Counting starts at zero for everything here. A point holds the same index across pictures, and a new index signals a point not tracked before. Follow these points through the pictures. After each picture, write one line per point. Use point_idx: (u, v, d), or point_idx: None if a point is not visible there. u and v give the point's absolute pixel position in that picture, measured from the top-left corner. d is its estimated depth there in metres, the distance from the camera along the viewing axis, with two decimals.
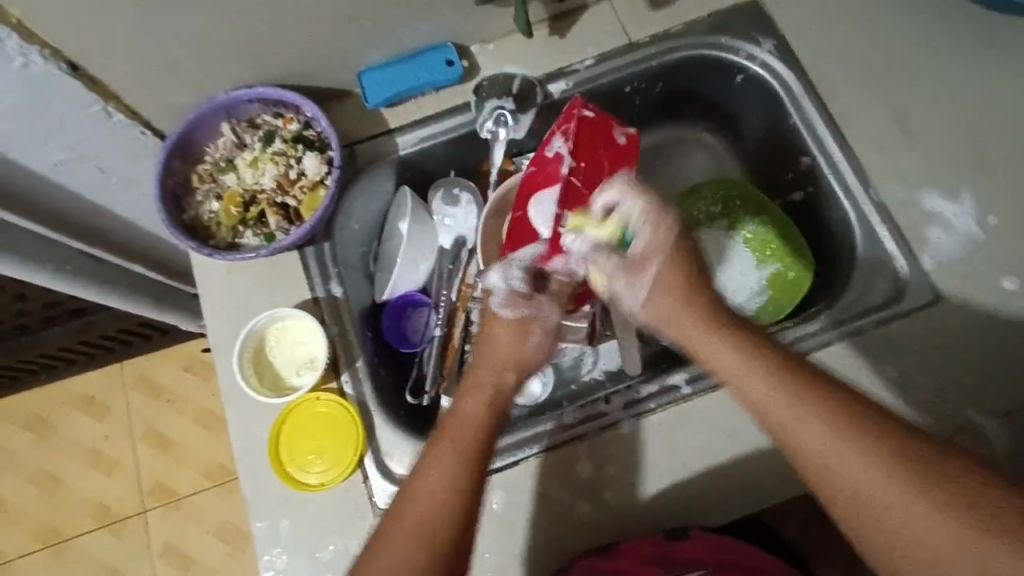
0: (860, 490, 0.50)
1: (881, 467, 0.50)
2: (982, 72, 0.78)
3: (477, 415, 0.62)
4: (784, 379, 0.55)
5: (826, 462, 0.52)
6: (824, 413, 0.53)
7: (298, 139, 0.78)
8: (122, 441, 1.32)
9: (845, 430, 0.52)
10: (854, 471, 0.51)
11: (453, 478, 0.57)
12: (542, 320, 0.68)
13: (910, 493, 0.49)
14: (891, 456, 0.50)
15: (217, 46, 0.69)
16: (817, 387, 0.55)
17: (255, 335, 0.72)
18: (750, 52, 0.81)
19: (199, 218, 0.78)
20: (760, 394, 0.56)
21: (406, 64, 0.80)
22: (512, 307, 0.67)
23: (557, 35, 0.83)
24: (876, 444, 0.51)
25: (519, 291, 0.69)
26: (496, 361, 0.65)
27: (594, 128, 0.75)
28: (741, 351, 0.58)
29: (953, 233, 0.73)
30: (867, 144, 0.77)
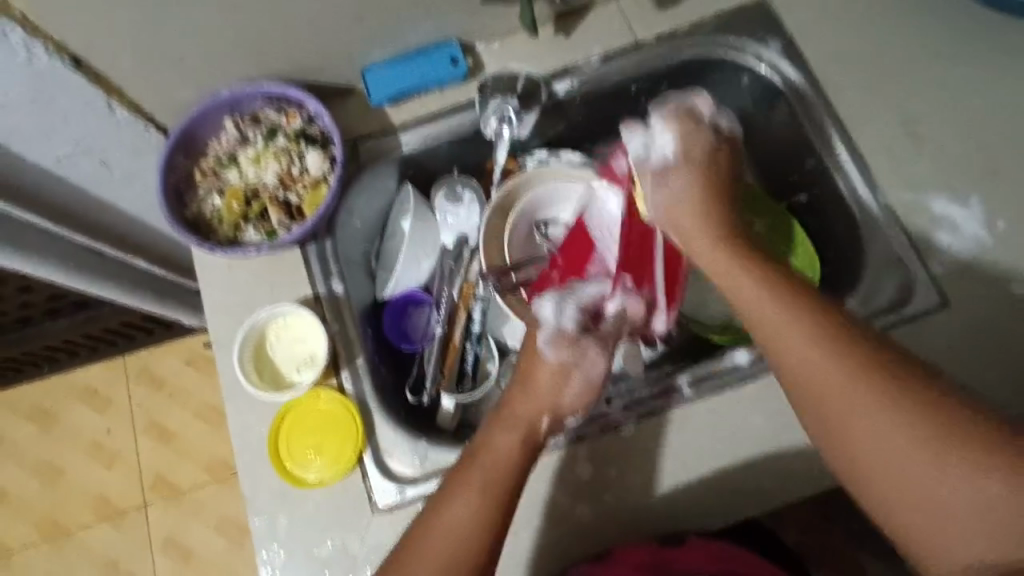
0: (860, 422, 0.57)
1: (887, 403, 0.56)
2: (992, 77, 0.77)
3: (509, 453, 0.62)
4: (810, 315, 0.60)
5: (847, 398, 0.57)
6: (845, 353, 0.58)
7: (301, 136, 0.78)
8: (124, 435, 1.32)
9: (861, 372, 0.57)
10: (862, 404, 0.57)
11: (478, 513, 0.59)
12: (587, 369, 0.66)
13: (920, 440, 0.55)
14: (898, 395, 0.57)
15: (221, 42, 0.69)
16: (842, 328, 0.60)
17: (255, 331, 0.72)
18: (756, 53, 0.80)
19: (201, 214, 0.78)
20: (786, 331, 0.61)
21: (410, 61, 0.79)
22: (557, 350, 0.66)
23: (562, 34, 0.82)
24: (885, 383, 0.57)
25: (566, 331, 0.68)
26: (536, 399, 0.65)
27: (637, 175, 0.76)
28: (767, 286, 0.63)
29: (961, 237, 0.72)
30: (874, 147, 0.76)
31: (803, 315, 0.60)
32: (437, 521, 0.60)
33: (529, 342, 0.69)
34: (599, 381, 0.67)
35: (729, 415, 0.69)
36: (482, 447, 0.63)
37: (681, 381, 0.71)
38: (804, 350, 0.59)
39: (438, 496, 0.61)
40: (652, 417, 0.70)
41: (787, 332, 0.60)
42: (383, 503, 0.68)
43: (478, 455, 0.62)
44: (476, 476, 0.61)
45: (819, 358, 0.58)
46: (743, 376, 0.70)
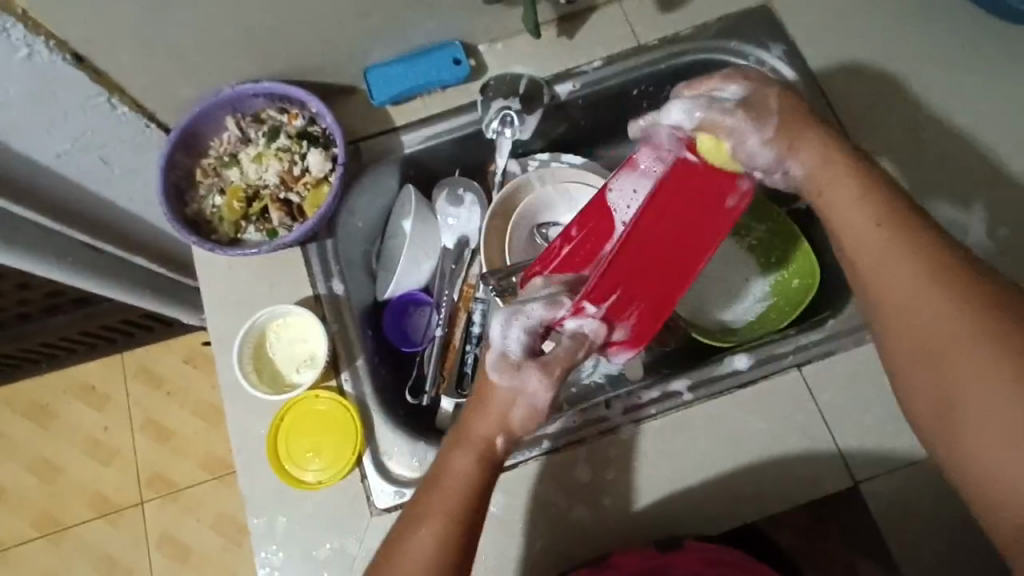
0: (945, 349, 0.51)
1: (986, 333, 0.50)
2: (995, 84, 0.77)
3: (467, 477, 0.58)
4: (904, 237, 0.57)
5: (910, 301, 0.54)
6: (938, 282, 0.53)
7: (303, 135, 0.78)
8: (121, 431, 1.32)
9: (960, 298, 0.52)
10: (945, 330, 0.52)
11: (446, 533, 0.56)
12: (528, 396, 0.61)
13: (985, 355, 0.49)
14: (991, 330, 0.50)
15: (225, 39, 0.69)
16: (948, 264, 0.54)
17: (255, 331, 0.72)
18: (759, 57, 0.80)
19: (202, 213, 0.78)
20: (866, 236, 0.59)
21: (412, 62, 0.80)
22: (502, 375, 0.61)
23: (565, 36, 0.83)
24: (970, 302, 0.52)
25: (512, 354, 0.62)
26: (490, 423, 0.60)
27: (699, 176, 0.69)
28: (868, 210, 0.60)
29: (961, 244, 0.73)
30: (876, 153, 0.76)
31: (901, 244, 0.57)
32: (399, 547, 0.56)
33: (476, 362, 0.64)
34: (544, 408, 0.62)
35: (727, 419, 0.70)
36: (442, 472, 0.59)
37: (680, 384, 0.71)
38: (897, 277, 0.56)
39: (399, 529, 0.57)
40: (653, 420, 0.70)
41: (876, 254, 0.58)
42: (381, 504, 0.68)
43: (433, 481, 0.59)
44: (437, 501, 0.57)
45: (901, 264, 0.56)
46: (742, 381, 0.70)
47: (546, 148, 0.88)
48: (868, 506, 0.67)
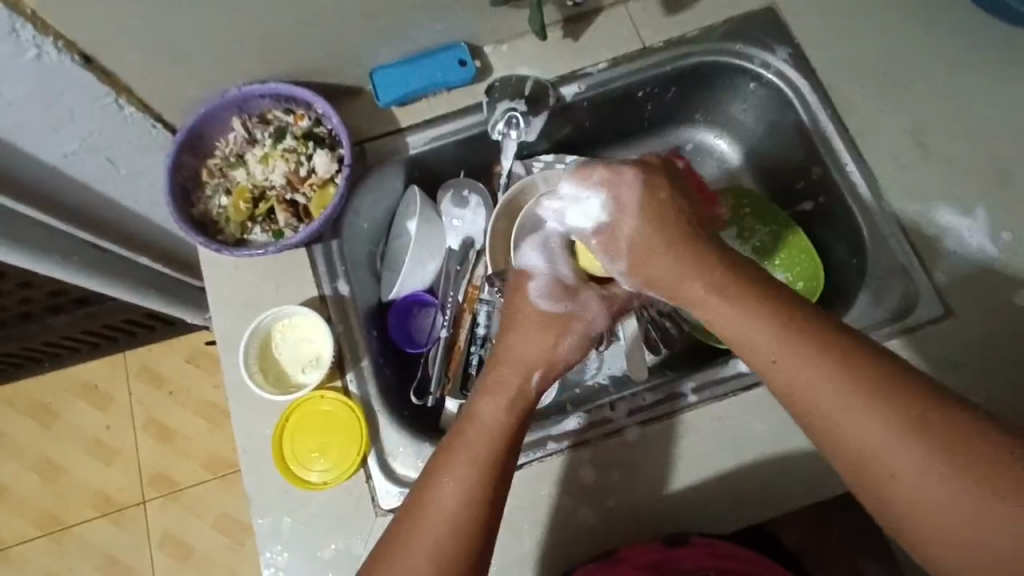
0: (878, 456, 0.51)
1: (907, 427, 0.50)
2: (1001, 88, 0.77)
3: (498, 417, 0.61)
4: (810, 341, 0.55)
5: (835, 418, 0.52)
6: (852, 387, 0.52)
7: (309, 136, 0.78)
8: (124, 431, 1.32)
9: (872, 398, 0.51)
10: (879, 446, 0.51)
11: (472, 485, 0.57)
12: (586, 318, 0.68)
13: (924, 464, 0.49)
14: (923, 433, 0.50)
15: (232, 40, 0.69)
16: (850, 356, 0.53)
17: (261, 331, 0.72)
18: (764, 59, 0.80)
19: (209, 213, 0.78)
20: (767, 342, 0.56)
21: (418, 64, 0.80)
22: (554, 300, 0.67)
23: (571, 38, 0.83)
24: (897, 410, 0.51)
25: (561, 281, 0.69)
26: (522, 362, 0.64)
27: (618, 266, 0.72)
28: (759, 313, 0.57)
29: (965, 248, 0.73)
30: (881, 156, 0.76)
31: (809, 348, 0.54)
32: (433, 490, 0.57)
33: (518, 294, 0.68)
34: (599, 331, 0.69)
35: (731, 421, 0.69)
36: (470, 419, 0.61)
37: (684, 386, 0.71)
38: (813, 388, 0.54)
39: (431, 473, 0.58)
40: (656, 422, 0.70)
41: (787, 367, 0.55)
42: (386, 504, 0.68)
43: (465, 425, 0.60)
44: (470, 442, 0.59)
45: (817, 372, 0.53)
46: (747, 384, 0.70)
47: (550, 150, 0.88)
48: None
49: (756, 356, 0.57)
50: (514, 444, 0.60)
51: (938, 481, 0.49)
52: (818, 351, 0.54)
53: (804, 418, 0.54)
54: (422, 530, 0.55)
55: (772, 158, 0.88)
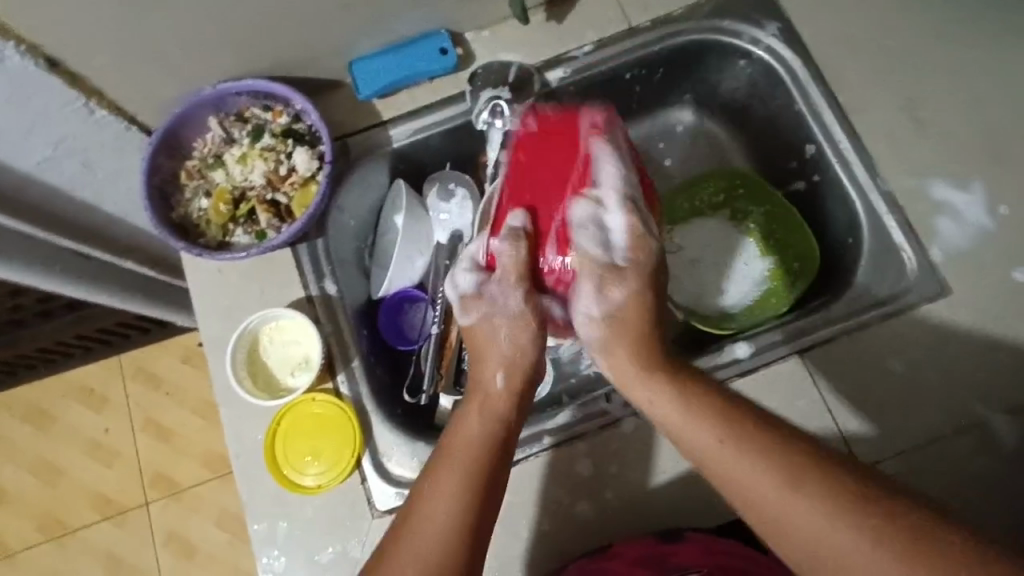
0: (828, 547, 0.48)
1: (863, 541, 0.46)
2: (997, 56, 0.75)
3: (479, 427, 0.59)
4: (746, 433, 0.53)
5: (778, 512, 0.50)
6: (815, 501, 0.49)
7: (287, 134, 0.76)
8: (123, 433, 1.32)
9: (813, 497, 0.49)
10: (828, 540, 0.47)
11: (463, 483, 0.54)
12: (502, 311, 0.64)
13: (878, 558, 0.46)
14: (870, 525, 0.47)
15: (204, 37, 0.67)
16: (803, 463, 0.50)
17: (248, 335, 0.71)
18: (753, 36, 0.79)
19: (188, 216, 0.75)
20: (708, 440, 0.54)
21: (399, 55, 0.78)
22: (468, 311, 0.65)
23: (554, 21, 0.81)
24: (842, 507, 0.48)
25: (471, 290, 0.66)
26: (485, 362, 0.63)
27: (548, 174, 0.67)
28: (701, 411, 0.56)
29: (963, 224, 0.71)
30: (875, 132, 0.74)
31: (749, 446, 0.52)
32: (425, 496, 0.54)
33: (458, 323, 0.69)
34: (528, 313, 0.64)
35: None
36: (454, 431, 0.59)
37: None
38: (749, 481, 0.51)
39: (425, 479, 0.56)
40: None
41: (737, 470, 0.52)
42: (382, 506, 0.67)
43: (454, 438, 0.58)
44: (458, 455, 0.57)
45: (754, 470, 0.51)
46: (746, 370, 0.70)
47: None
48: None
49: (696, 450, 0.55)
50: (502, 454, 0.58)
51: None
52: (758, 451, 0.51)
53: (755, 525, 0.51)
54: (411, 538, 0.52)
55: (764, 137, 0.86)
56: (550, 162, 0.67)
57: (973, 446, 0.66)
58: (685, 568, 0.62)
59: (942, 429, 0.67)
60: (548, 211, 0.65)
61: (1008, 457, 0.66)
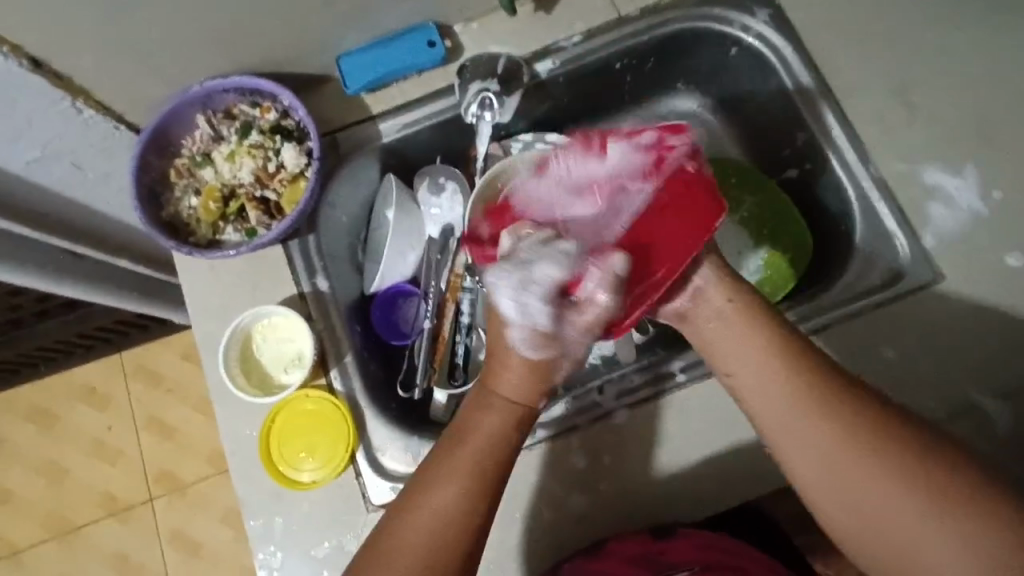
0: (838, 468, 0.54)
1: (875, 466, 0.53)
2: (988, 38, 0.74)
3: (497, 427, 0.58)
4: (786, 355, 0.58)
5: (794, 434, 0.56)
6: (832, 429, 0.55)
7: (276, 130, 0.75)
8: (125, 430, 1.32)
9: (832, 423, 0.55)
10: (839, 457, 0.54)
11: (463, 495, 0.55)
12: (567, 355, 0.61)
13: (882, 479, 0.53)
14: (883, 450, 0.53)
15: (188, 34, 0.67)
16: (830, 386, 0.56)
17: (240, 333, 0.71)
18: (744, 23, 0.78)
19: (179, 215, 0.75)
20: (746, 353, 0.59)
21: (385, 48, 0.77)
22: (532, 351, 0.60)
23: (542, 11, 0.80)
24: (860, 433, 0.54)
25: (542, 329, 0.60)
26: (526, 386, 0.60)
27: (673, 222, 0.63)
28: (745, 331, 0.60)
29: (955, 209, 0.71)
30: (867, 118, 0.74)
31: (784, 369, 0.57)
32: (420, 498, 0.55)
33: (497, 341, 0.62)
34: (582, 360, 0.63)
35: (721, 398, 0.69)
36: (469, 426, 0.58)
37: (673, 366, 0.70)
38: (775, 400, 0.57)
39: (426, 471, 0.56)
40: (643, 405, 0.69)
41: (770, 384, 0.58)
42: (376, 500, 0.68)
43: (454, 435, 0.58)
44: (459, 458, 0.56)
45: (778, 388, 0.57)
46: None
47: (528, 129, 0.86)
48: None
49: (732, 364, 0.60)
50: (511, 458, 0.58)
51: (896, 491, 0.52)
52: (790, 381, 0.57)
53: (780, 452, 0.57)
54: (404, 537, 0.54)
55: (758, 125, 0.85)
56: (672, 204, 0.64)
57: (968, 433, 0.66)
58: (677, 564, 0.63)
59: (935, 415, 0.67)
60: (649, 263, 0.63)
61: (1001, 442, 0.66)
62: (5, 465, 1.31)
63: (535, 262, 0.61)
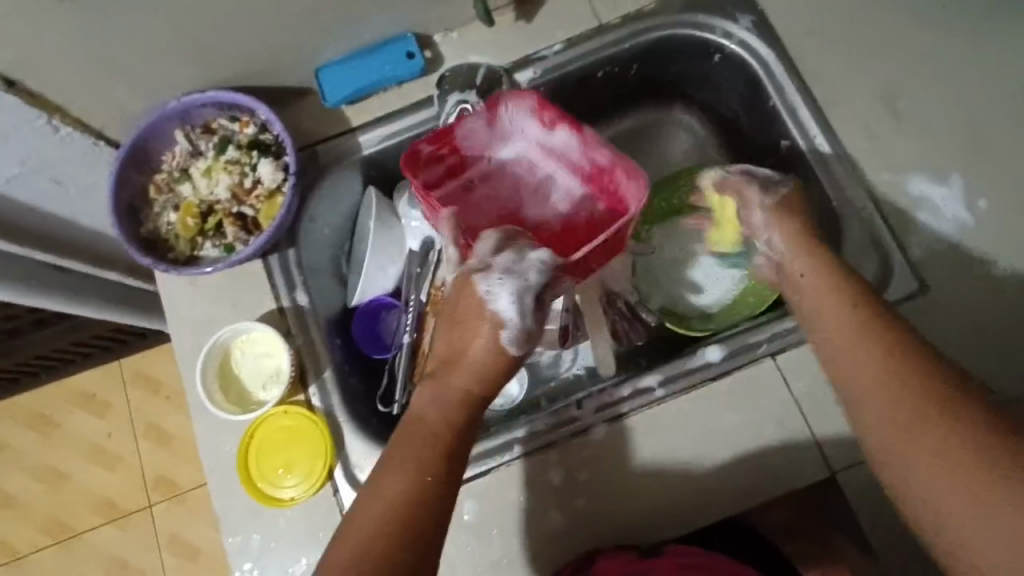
0: (900, 425, 0.53)
1: (943, 432, 0.51)
2: (976, 44, 0.73)
3: (441, 418, 0.60)
4: (865, 321, 0.59)
5: (862, 386, 0.57)
6: (901, 388, 0.54)
7: (253, 145, 0.75)
8: (124, 437, 1.33)
9: (900, 384, 0.54)
10: (904, 415, 0.53)
11: (408, 485, 0.56)
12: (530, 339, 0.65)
13: (950, 445, 0.50)
14: (956, 418, 0.51)
15: (163, 51, 0.67)
16: (906, 352, 0.56)
17: (219, 348, 0.71)
18: (726, 30, 0.77)
19: (158, 231, 0.75)
20: (833, 312, 0.61)
21: (363, 61, 0.77)
22: (517, 345, 0.62)
23: (523, 20, 0.79)
24: (931, 398, 0.52)
25: (523, 329, 0.62)
26: (477, 375, 0.62)
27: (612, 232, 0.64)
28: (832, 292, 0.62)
29: (940, 219, 0.69)
30: (851, 126, 0.73)
31: (864, 329, 0.58)
32: (381, 485, 0.57)
33: (467, 336, 0.62)
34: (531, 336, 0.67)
35: (700, 412, 0.68)
36: (416, 420, 0.61)
37: (652, 381, 0.69)
38: (853, 354, 0.58)
39: (382, 463, 0.59)
40: (621, 420, 0.68)
41: (850, 340, 0.58)
42: None
43: (408, 426, 0.61)
44: (406, 452, 0.59)
45: (857, 344, 0.58)
46: (718, 373, 0.69)
47: None
48: (845, 497, 0.66)
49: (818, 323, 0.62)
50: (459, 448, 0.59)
51: (962, 462, 0.49)
52: (869, 337, 0.58)
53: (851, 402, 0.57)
54: (361, 512, 0.56)
55: (744, 133, 0.84)
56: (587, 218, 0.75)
57: None
58: None
59: None
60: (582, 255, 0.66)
61: None
62: (6, 471, 1.32)
63: (512, 270, 0.63)
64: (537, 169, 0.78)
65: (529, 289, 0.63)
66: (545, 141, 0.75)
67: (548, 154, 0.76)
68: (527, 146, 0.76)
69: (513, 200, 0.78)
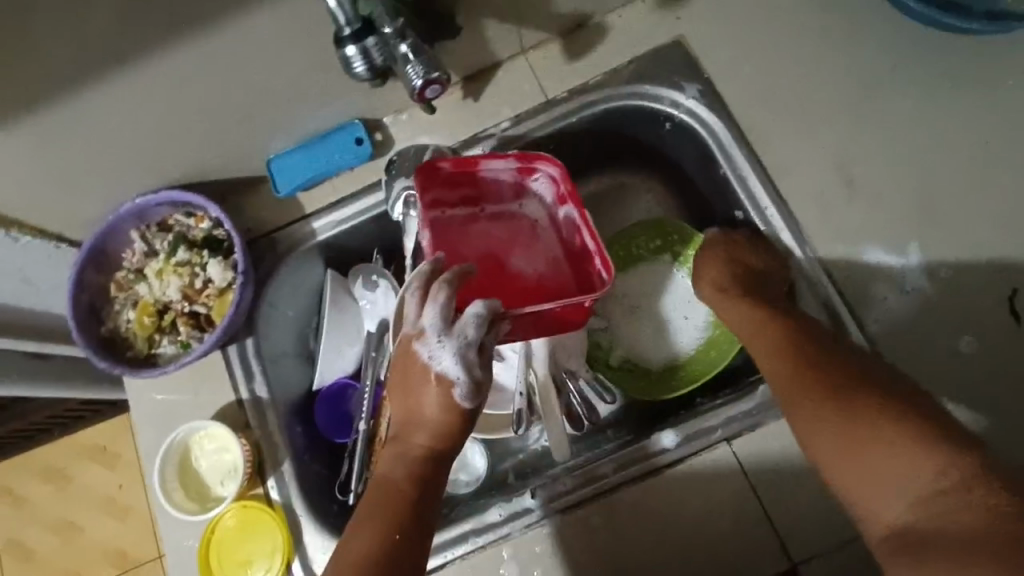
0: (840, 444, 0.55)
1: (877, 442, 0.53)
2: (930, 106, 0.71)
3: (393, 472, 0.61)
4: (795, 350, 0.62)
5: (805, 417, 0.58)
6: (830, 406, 0.57)
7: (206, 241, 0.77)
8: (134, 488, 1.36)
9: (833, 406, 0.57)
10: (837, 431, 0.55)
11: (373, 534, 0.57)
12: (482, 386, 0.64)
13: (887, 452, 0.52)
14: (885, 424, 0.54)
15: (113, 160, 0.69)
16: (831, 373, 0.59)
17: (176, 448, 0.72)
18: (674, 99, 0.76)
19: (118, 329, 0.77)
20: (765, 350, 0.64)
21: (311, 148, 0.78)
22: (472, 398, 0.62)
23: (471, 98, 0.79)
24: (860, 412, 0.55)
25: (472, 383, 0.61)
26: (430, 430, 0.62)
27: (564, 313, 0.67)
28: (763, 328, 0.65)
29: (901, 292, 0.67)
30: (803, 196, 0.71)
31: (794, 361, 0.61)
32: (350, 543, 0.58)
33: (415, 400, 0.62)
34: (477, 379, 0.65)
35: (655, 495, 0.68)
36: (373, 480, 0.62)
37: (603, 469, 0.69)
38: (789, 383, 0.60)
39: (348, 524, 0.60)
40: (572, 509, 0.68)
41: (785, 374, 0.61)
42: None
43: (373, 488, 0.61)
44: (373, 509, 0.59)
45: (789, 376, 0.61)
46: (672, 461, 0.68)
47: None
48: None
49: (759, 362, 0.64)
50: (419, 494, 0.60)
51: (899, 463, 0.52)
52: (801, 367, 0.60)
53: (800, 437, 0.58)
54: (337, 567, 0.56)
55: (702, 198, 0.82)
56: (548, 284, 0.75)
57: None
58: None
59: None
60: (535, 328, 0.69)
61: None
62: (22, 524, 1.36)
63: (444, 329, 0.60)
64: (538, 227, 0.77)
65: (467, 345, 0.61)
66: (551, 209, 0.76)
67: (551, 224, 0.77)
68: (533, 214, 0.77)
69: (498, 243, 0.76)
